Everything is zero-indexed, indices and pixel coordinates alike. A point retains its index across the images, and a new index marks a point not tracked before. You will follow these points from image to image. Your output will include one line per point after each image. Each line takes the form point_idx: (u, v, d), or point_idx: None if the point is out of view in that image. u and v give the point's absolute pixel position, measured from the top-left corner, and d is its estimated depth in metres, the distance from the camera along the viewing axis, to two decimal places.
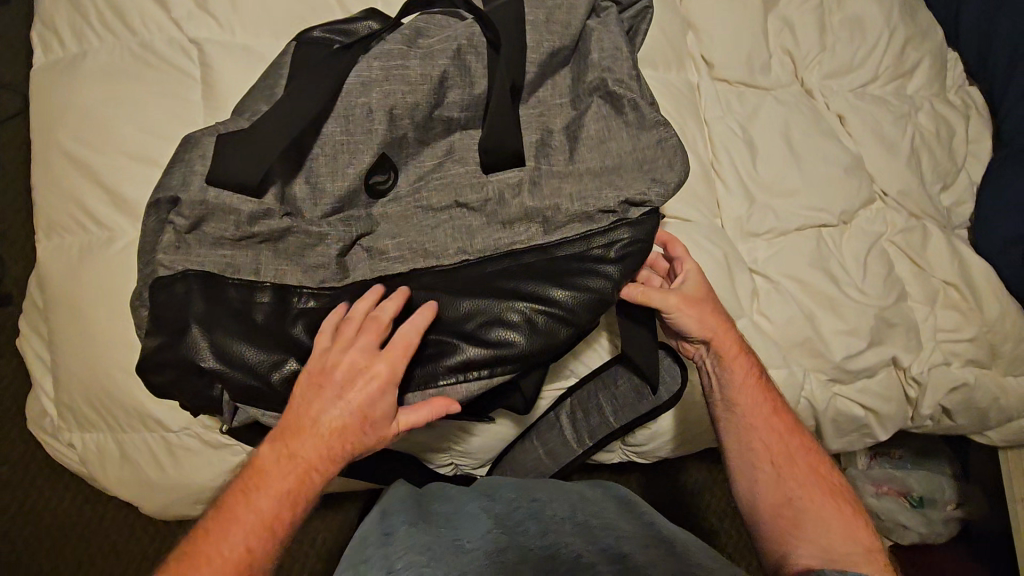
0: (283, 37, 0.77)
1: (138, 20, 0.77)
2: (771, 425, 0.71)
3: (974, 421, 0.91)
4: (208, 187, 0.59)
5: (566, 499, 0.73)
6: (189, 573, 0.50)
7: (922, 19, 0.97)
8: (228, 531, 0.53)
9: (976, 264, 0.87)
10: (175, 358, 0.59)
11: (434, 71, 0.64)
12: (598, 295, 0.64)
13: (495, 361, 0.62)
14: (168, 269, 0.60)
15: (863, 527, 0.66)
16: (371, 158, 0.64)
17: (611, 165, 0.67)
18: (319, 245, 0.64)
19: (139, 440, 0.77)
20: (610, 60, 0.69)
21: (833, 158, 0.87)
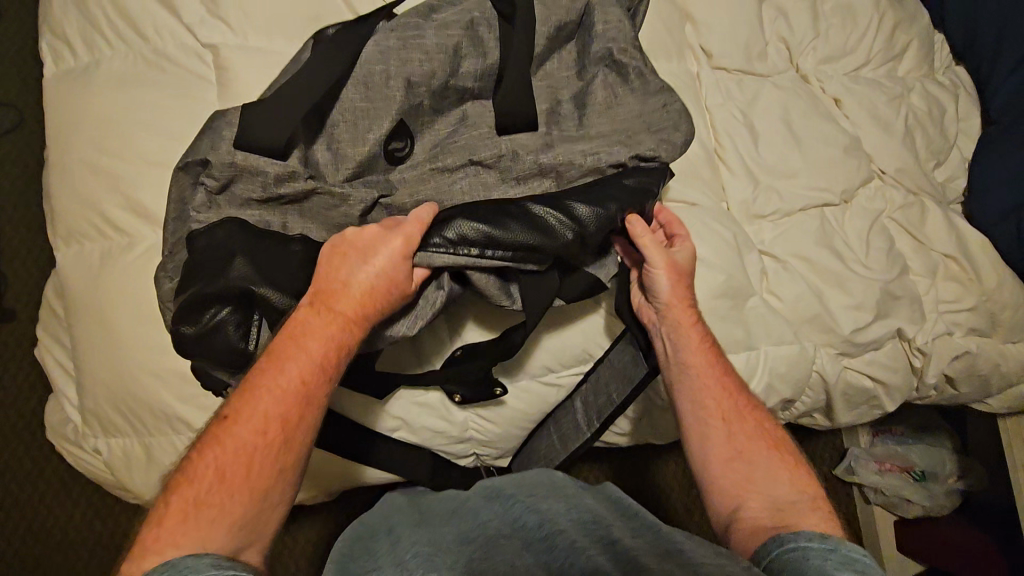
0: (296, 39, 0.78)
1: (150, 27, 0.78)
2: (720, 387, 0.72)
3: (978, 388, 0.94)
4: (236, 150, 0.62)
5: (560, 495, 0.65)
6: (251, 403, 0.56)
7: (909, 4, 1.01)
8: (282, 366, 0.58)
9: (972, 236, 0.91)
10: (216, 296, 0.61)
11: (449, 40, 0.67)
12: (611, 216, 0.66)
13: (489, 241, 0.63)
14: (201, 224, 0.64)
15: (803, 480, 0.68)
16: (391, 124, 0.65)
17: (621, 129, 0.70)
18: (341, 205, 0.65)
19: (165, 443, 0.77)
20: (614, 31, 0.72)
21: (832, 139, 0.90)
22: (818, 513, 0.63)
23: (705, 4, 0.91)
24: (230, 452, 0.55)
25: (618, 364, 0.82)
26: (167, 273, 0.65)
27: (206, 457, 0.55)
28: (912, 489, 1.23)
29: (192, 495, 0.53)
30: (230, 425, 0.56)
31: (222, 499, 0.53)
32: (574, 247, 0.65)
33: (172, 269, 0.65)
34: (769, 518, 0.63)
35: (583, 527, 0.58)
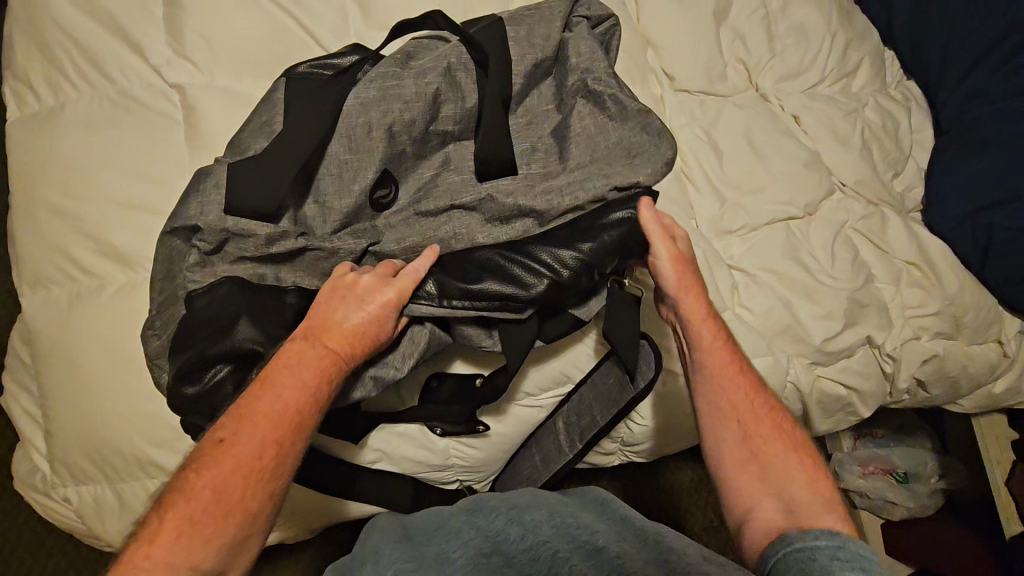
0: (263, 76, 0.79)
1: (115, 68, 0.78)
2: (738, 385, 0.68)
3: (947, 390, 0.97)
4: (225, 216, 0.62)
5: (546, 505, 0.66)
6: (242, 434, 0.54)
7: (859, 22, 1.05)
8: (275, 398, 0.56)
9: (932, 243, 0.94)
10: (221, 355, 0.63)
11: (429, 89, 0.68)
12: (589, 259, 0.68)
13: (470, 295, 0.68)
14: (199, 284, 0.64)
15: (822, 486, 0.63)
16: (375, 174, 0.67)
17: (600, 156, 0.70)
18: (333, 258, 0.66)
19: (140, 489, 0.75)
20: (588, 63, 0.73)
21: (794, 154, 0.93)
22: (833, 517, 0.59)
23: (665, 27, 0.93)
24: (224, 483, 0.52)
25: (600, 386, 0.82)
26: (155, 330, 0.66)
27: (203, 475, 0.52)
28: (895, 491, 1.23)
29: (178, 524, 0.50)
30: (221, 455, 0.53)
31: (208, 528, 0.50)
32: (554, 296, 0.70)
33: (160, 327, 0.66)
34: (785, 521, 0.60)
35: (571, 539, 0.58)
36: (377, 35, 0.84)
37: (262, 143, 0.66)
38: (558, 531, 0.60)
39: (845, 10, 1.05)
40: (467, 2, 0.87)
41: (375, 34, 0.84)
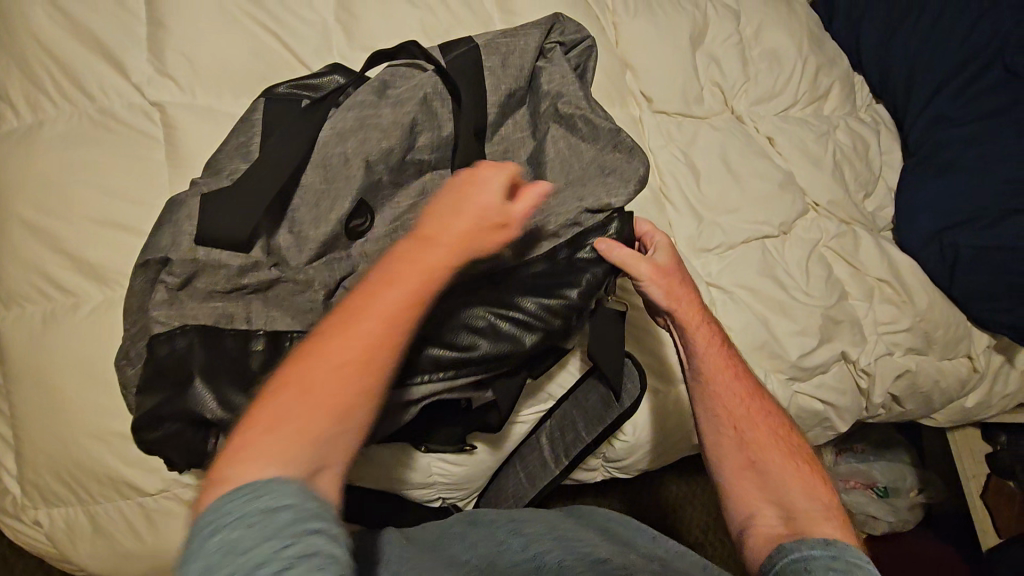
0: (246, 97, 0.81)
1: (96, 86, 0.78)
2: (736, 393, 0.69)
3: (921, 404, 0.99)
4: (197, 247, 0.62)
5: (542, 517, 0.68)
6: (336, 342, 0.45)
7: (829, 49, 1.09)
8: (371, 293, 0.48)
9: (902, 261, 0.97)
10: (176, 413, 0.62)
11: (405, 118, 0.69)
12: (569, 305, 0.70)
13: (460, 363, 0.67)
14: (164, 325, 0.63)
15: (821, 493, 0.63)
16: (351, 204, 0.67)
17: (574, 180, 0.74)
18: (307, 291, 0.67)
19: (112, 511, 0.74)
20: (560, 87, 0.76)
21: (768, 175, 0.96)
22: (834, 524, 0.58)
23: (643, 51, 0.96)
24: (320, 397, 0.43)
25: (583, 402, 0.84)
26: (129, 360, 0.64)
27: (278, 407, 0.43)
28: (877, 506, 1.24)
29: (285, 412, 0.42)
30: (313, 369, 0.44)
31: (317, 418, 0.43)
32: (536, 345, 0.70)
33: (134, 355, 0.64)
34: (784, 526, 0.59)
35: (573, 550, 0.59)
36: (361, 56, 0.86)
37: (240, 163, 0.68)
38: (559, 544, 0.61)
39: (816, 37, 1.09)
40: (449, 26, 0.89)
41: (358, 56, 0.86)
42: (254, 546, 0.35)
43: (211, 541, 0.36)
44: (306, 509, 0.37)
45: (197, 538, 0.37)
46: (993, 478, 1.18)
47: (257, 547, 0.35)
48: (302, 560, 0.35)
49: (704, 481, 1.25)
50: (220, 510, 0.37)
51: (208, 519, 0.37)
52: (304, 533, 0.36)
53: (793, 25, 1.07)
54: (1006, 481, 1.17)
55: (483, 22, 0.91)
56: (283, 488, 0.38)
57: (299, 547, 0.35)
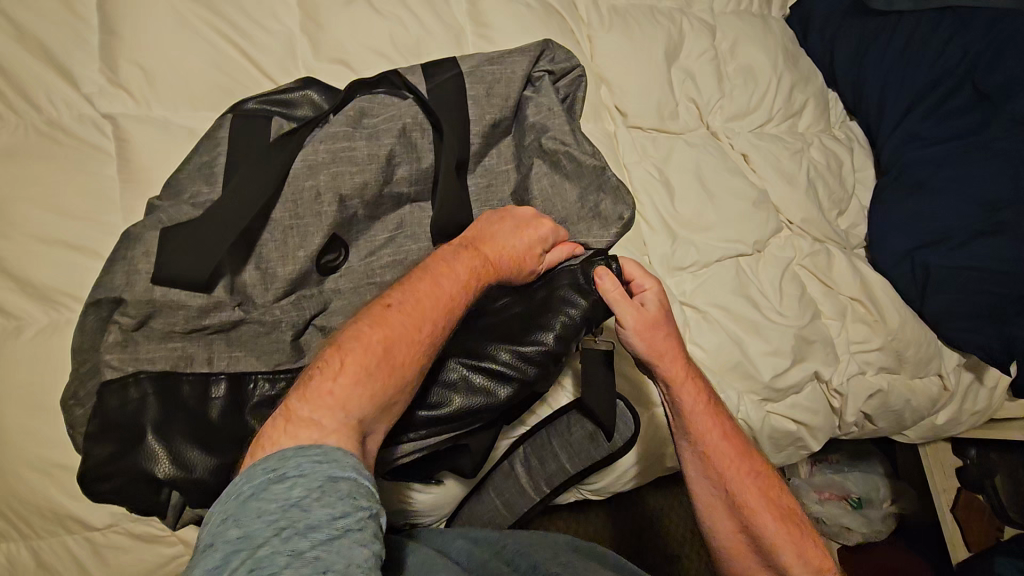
0: (205, 110, 0.78)
1: (44, 96, 0.74)
2: (728, 454, 0.71)
3: (893, 422, 0.99)
4: (154, 286, 0.60)
5: (549, 547, 0.70)
6: (398, 318, 0.57)
7: (803, 65, 1.10)
8: (431, 283, 0.61)
9: (875, 280, 0.96)
10: (123, 469, 0.59)
11: (381, 150, 0.69)
12: (542, 354, 0.71)
13: (435, 420, 0.67)
14: (117, 370, 0.60)
15: (799, 542, 0.68)
16: (322, 239, 0.67)
17: (561, 219, 0.78)
18: (273, 332, 0.65)
19: (59, 547, 0.70)
20: (544, 120, 0.78)
21: (743, 193, 0.95)
22: None
23: (618, 66, 0.95)
24: (372, 353, 0.54)
25: (564, 436, 0.84)
26: (77, 400, 0.61)
27: (340, 363, 0.52)
28: (851, 518, 1.24)
29: (355, 375, 0.52)
30: (373, 334, 0.55)
31: (377, 386, 0.53)
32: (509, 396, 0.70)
33: (84, 395, 0.61)
34: None
35: None
36: (327, 67, 0.83)
37: (202, 187, 0.67)
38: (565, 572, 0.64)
39: (791, 52, 1.09)
40: (420, 38, 0.87)
41: (323, 67, 0.83)
42: (315, 508, 0.39)
43: (275, 489, 0.40)
44: (360, 488, 0.42)
45: (260, 479, 0.41)
46: (964, 492, 1.20)
47: (320, 509, 0.39)
48: (351, 534, 0.39)
49: (679, 497, 1.24)
50: (287, 462, 0.43)
51: (275, 464, 0.42)
52: (357, 511, 0.41)
53: (769, 41, 1.07)
54: (976, 494, 1.20)
55: (455, 34, 0.89)
56: (345, 460, 0.44)
57: (351, 522, 0.40)
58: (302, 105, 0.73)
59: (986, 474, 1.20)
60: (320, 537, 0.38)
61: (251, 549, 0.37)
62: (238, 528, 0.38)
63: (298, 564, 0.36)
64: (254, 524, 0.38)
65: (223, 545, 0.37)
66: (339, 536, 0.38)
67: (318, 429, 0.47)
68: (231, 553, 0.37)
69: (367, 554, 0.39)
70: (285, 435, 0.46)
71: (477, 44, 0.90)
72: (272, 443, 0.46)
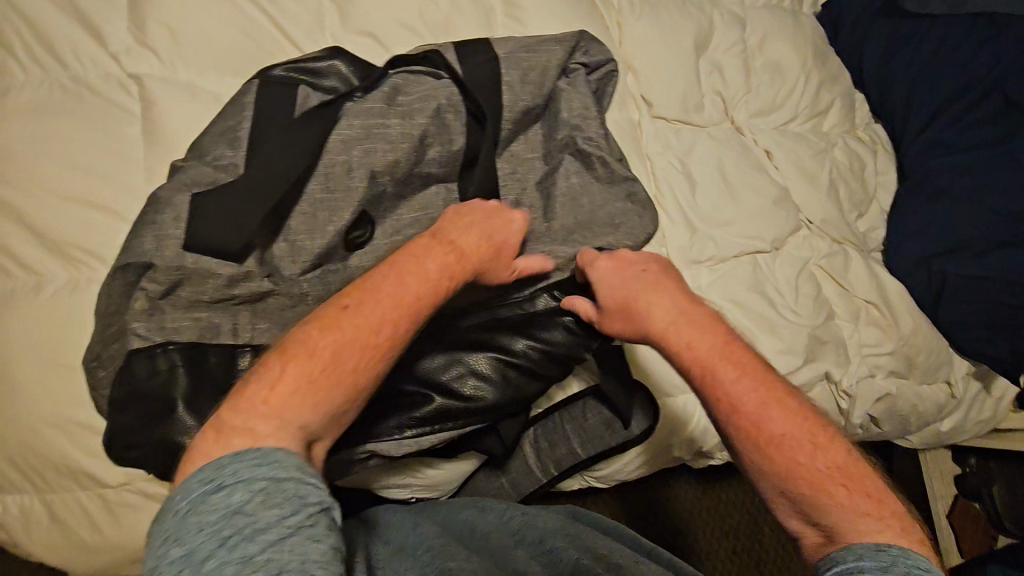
0: (230, 75, 0.77)
1: (69, 53, 0.74)
2: (745, 382, 0.60)
3: (898, 427, 1.00)
4: (185, 252, 0.62)
5: (552, 515, 0.70)
6: (350, 319, 0.55)
7: (832, 63, 1.08)
8: (388, 277, 0.59)
9: (891, 285, 0.96)
10: (149, 438, 0.60)
11: (415, 130, 0.70)
12: (565, 351, 0.75)
13: (467, 411, 0.71)
14: (145, 340, 0.61)
15: (855, 504, 0.52)
16: (351, 215, 0.68)
17: (585, 219, 0.78)
18: (298, 305, 0.67)
19: (72, 501, 0.71)
20: (579, 119, 0.79)
21: (764, 190, 0.94)
22: (880, 524, 0.51)
23: (645, 56, 0.94)
24: (326, 359, 0.52)
25: (580, 419, 0.85)
26: (100, 363, 0.62)
27: (281, 368, 0.50)
28: None
29: (297, 383, 0.50)
30: (325, 334, 0.53)
31: (323, 393, 0.51)
32: (523, 385, 0.74)
33: (106, 358, 0.62)
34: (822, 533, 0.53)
35: (588, 549, 0.62)
36: (355, 40, 0.82)
37: (225, 150, 0.67)
38: (575, 544, 0.63)
39: (820, 51, 1.08)
40: (449, 15, 0.86)
41: (350, 38, 0.82)
42: (259, 513, 0.39)
43: (213, 499, 0.40)
44: (305, 487, 0.42)
45: (196, 492, 0.41)
46: (960, 500, 1.21)
47: (263, 512, 0.40)
48: (303, 531, 0.40)
49: (679, 490, 1.25)
50: (223, 470, 0.42)
51: (210, 473, 0.42)
52: (305, 508, 0.41)
53: (799, 37, 1.06)
54: (972, 502, 1.21)
55: (485, 12, 0.88)
56: (286, 460, 0.44)
57: (302, 518, 0.40)
58: (329, 74, 0.73)
59: (984, 482, 1.20)
60: (267, 540, 0.38)
61: (194, 565, 0.37)
62: (181, 546, 0.39)
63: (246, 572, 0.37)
64: (198, 539, 0.38)
65: (169, 565, 0.38)
66: (289, 535, 0.39)
67: (252, 436, 0.45)
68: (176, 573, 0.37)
69: (323, 548, 0.39)
70: (217, 446, 0.45)
71: (506, 25, 0.88)
72: (202, 455, 0.44)
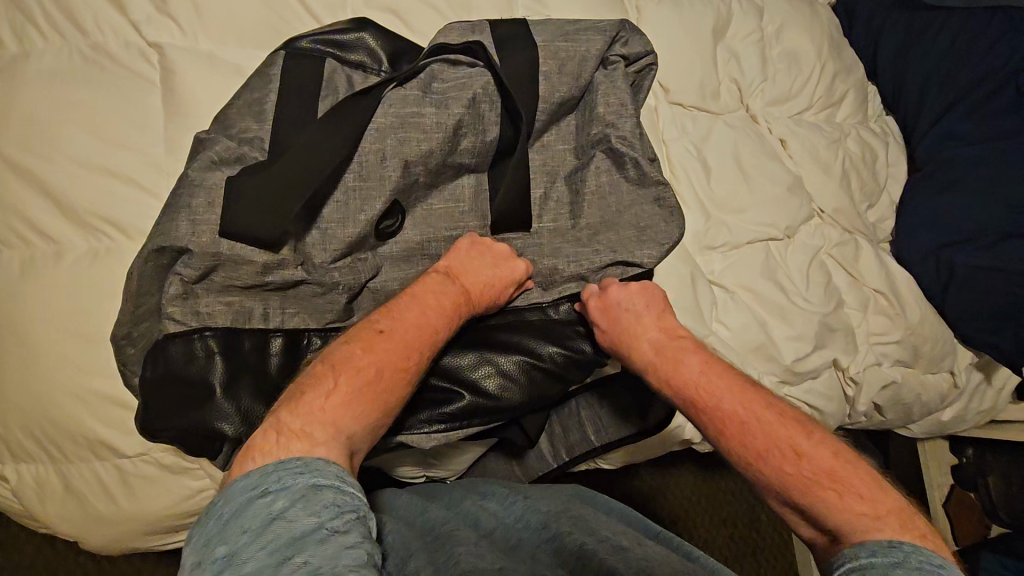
0: (250, 47, 0.76)
1: (90, 20, 0.73)
2: (730, 406, 0.64)
3: (901, 415, 1.01)
4: (221, 240, 0.62)
5: (554, 497, 0.69)
6: (380, 345, 0.59)
7: (846, 55, 1.09)
8: (407, 309, 0.64)
9: (900, 275, 0.98)
10: (183, 422, 0.62)
11: (449, 120, 0.70)
12: (586, 359, 0.75)
13: (492, 409, 0.71)
14: (179, 325, 0.63)
15: (844, 504, 0.54)
16: (383, 206, 0.68)
17: (612, 219, 0.78)
18: (329, 293, 0.68)
19: (89, 471, 0.71)
20: (615, 116, 0.78)
21: (778, 177, 0.95)
22: (872, 522, 0.52)
23: (666, 42, 0.94)
24: (366, 375, 0.56)
25: (593, 407, 0.86)
26: (131, 341, 0.65)
27: (324, 383, 0.54)
28: None
29: (346, 394, 0.54)
30: (364, 355, 0.58)
31: (366, 407, 0.55)
32: (549, 389, 0.74)
33: (137, 337, 0.65)
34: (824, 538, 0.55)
35: (594, 534, 0.60)
36: (378, 16, 0.82)
37: (251, 124, 0.68)
38: (580, 528, 0.61)
39: (835, 42, 1.08)
40: None
41: (371, 12, 0.81)
42: (300, 518, 0.41)
43: (256, 504, 0.42)
44: (342, 495, 0.44)
45: (242, 498, 0.43)
46: (955, 490, 1.24)
47: (305, 518, 0.41)
48: (339, 536, 0.41)
49: (680, 476, 1.26)
50: (268, 477, 0.44)
51: (254, 480, 0.44)
52: (342, 515, 0.43)
53: (814, 27, 1.06)
54: (967, 492, 1.23)
55: None
56: (326, 470, 0.46)
57: (340, 523, 0.42)
58: (355, 48, 0.73)
59: (980, 472, 1.22)
60: (308, 544, 0.40)
61: (237, 566, 0.39)
62: (225, 546, 0.40)
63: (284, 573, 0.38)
64: (240, 542, 0.40)
65: (211, 564, 0.40)
66: (326, 539, 0.41)
67: (309, 441, 0.48)
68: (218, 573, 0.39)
69: (361, 553, 0.41)
70: (276, 448, 0.47)
71: (528, 6, 0.88)
72: (264, 454, 0.47)
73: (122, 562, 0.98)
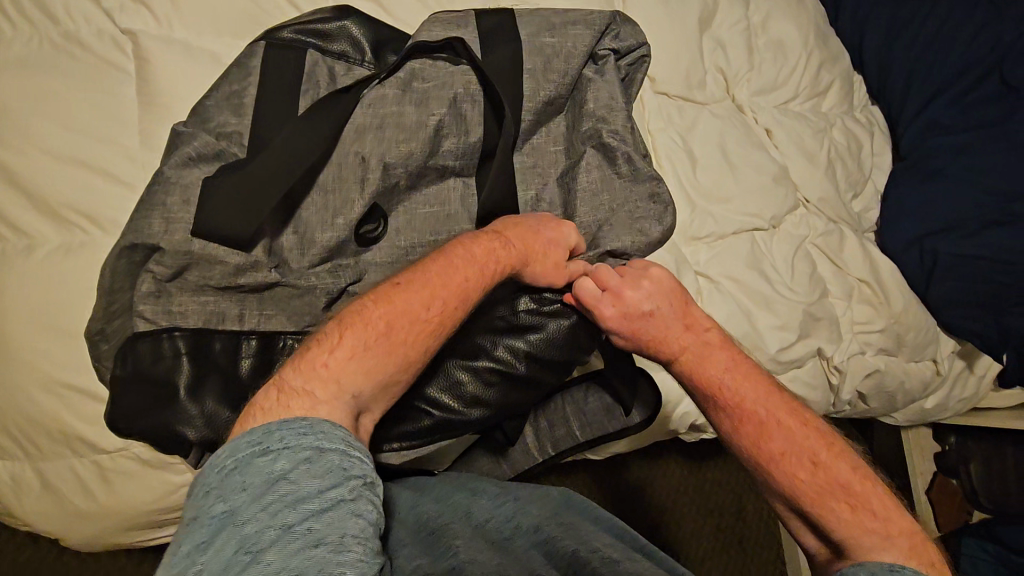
0: (227, 35, 0.75)
1: (61, 8, 0.71)
2: (751, 411, 0.62)
3: (885, 403, 1.02)
4: (194, 239, 0.61)
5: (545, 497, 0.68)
6: (392, 298, 0.58)
7: (832, 44, 1.08)
8: (435, 263, 0.63)
9: (884, 263, 0.98)
10: (152, 422, 0.62)
11: (431, 119, 0.69)
12: (541, 360, 0.74)
13: (455, 418, 0.72)
14: (150, 324, 0.62)
15: (860, 521, 0.55)
16: (362, 209, 0.67)
17: (601, 217, 0.77)
18: (305, 295, 0.67)
19: (66, 468, 0.70)
20: (605, 111, 0.78)
21: (763, 167, 0.95)
22: (884, 543, 0.53)
23: (650, 30, 0.93)
24: (375, 327, 0.56)
25: (575, 403, 0.86)
26: (105, 336, 0.64)
27: (342, 331, 0.55)
28: None
29: (352, 347, 0.54)
30: (380, 304, 0.57)
31: (374, 361, 0.54)
32: (506, 396, 0.74)
33: (109, 333, 0.64)
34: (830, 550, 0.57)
35: (585, 542, 0.60)
36: (358, 5, 0.80)
37: (230, 117, 0.66)
38: (572, 535, 0.61)
39: (822, 30, 1.08)
40: None
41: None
42: (304, 480, 0.42)
43: (260, 463, 0.43)
44: (349, 460, 0.45)
45: (245, 453, 0.44)
46: (938, 475, 1.24)
47: (308, 480, 0.42)
48: (344, 504, 0.43)
49: (667, 465, 1.27)
50: (271, 435, 0.45)
51: (258, 435, 0.45)
52: (348, 482, 0.44)
53: (800, 16, 1.06)
54: (949, 478, 1.24)
55: None
56: (332, 433, 0.46)
57: (345, 492, 0.43)
58: (339, 37, 0.72)
59: (962, 460, 1.23)
60: (310, 509, 0.41)
61: (237, 524, 0.40)
62: (225, 504, 0.41)
63: (288, 539, 0.40)
64: (241, 499, 0.41)
65: (209, 521, 0.41)
66: (330, 506, 0.42)
67: (311, 399, 0.49)
68: (217, 530, 0.40)
69: (362, 523, 0.43)
70: (278, 405, 0.48)
71: None
72: (262, 413, 0.48)
73: (105, 558, 0.97)
